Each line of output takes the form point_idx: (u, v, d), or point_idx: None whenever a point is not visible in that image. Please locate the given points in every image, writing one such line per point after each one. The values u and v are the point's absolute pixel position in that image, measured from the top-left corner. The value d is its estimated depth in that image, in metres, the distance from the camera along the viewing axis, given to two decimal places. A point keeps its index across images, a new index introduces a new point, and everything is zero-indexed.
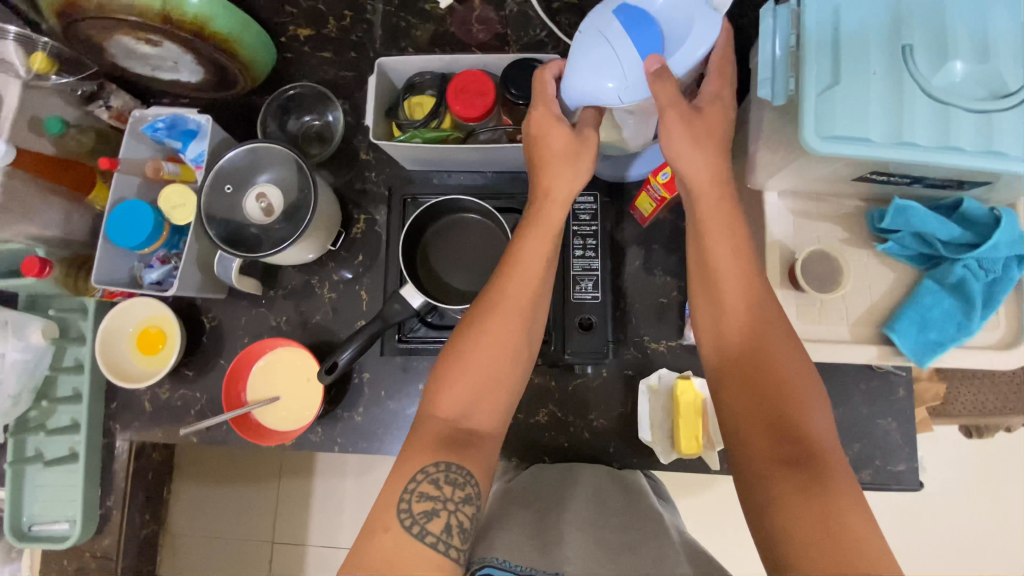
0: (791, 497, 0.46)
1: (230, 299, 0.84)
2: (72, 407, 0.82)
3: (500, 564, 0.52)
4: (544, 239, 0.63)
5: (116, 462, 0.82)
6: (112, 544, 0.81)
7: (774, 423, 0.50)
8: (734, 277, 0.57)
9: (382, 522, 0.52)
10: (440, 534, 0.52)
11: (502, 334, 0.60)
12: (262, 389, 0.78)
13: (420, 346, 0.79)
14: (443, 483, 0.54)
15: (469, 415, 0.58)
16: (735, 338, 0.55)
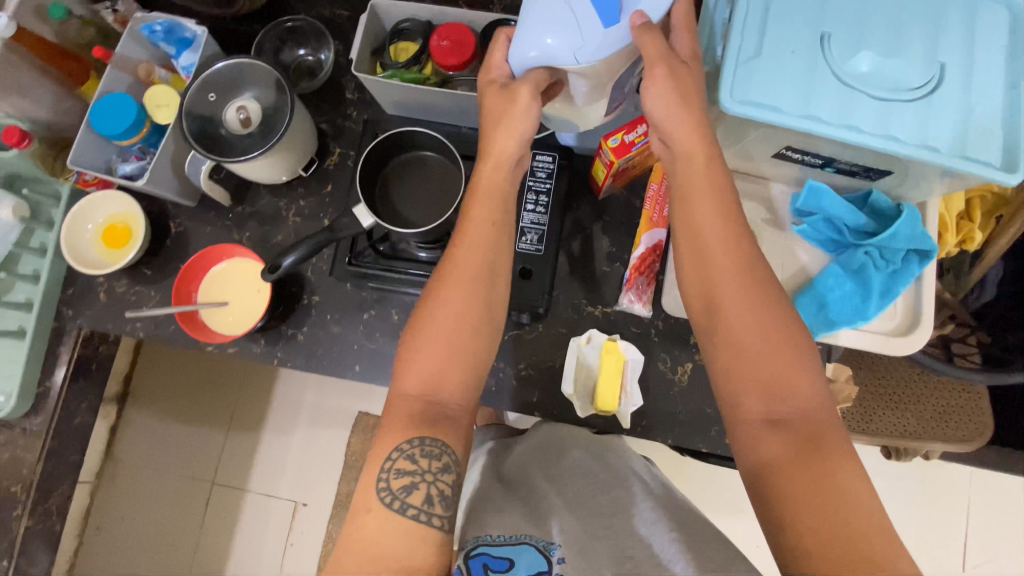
0: (792, 479, 0.50)
1: (199, 208, 0.87)
2: (29, 286, 0.85)
3: (492, 539, 0.64)
4: (489, 207, 0.62)
5: (63, 345, 0.85)
6: (45, 423, 0.84)
7: (777, 420, 0.53)
8: (734, 275, 0.57)
9: (364, 503, 0.56)
10: (420, 505, 0.55)
11: (455, 307, 0.60)
12: (212, 294, 0.81)
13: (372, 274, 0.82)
14: (419, 457, 0.57)
15: (437, 388, 0.59)
16: (734, 323, 0.56)
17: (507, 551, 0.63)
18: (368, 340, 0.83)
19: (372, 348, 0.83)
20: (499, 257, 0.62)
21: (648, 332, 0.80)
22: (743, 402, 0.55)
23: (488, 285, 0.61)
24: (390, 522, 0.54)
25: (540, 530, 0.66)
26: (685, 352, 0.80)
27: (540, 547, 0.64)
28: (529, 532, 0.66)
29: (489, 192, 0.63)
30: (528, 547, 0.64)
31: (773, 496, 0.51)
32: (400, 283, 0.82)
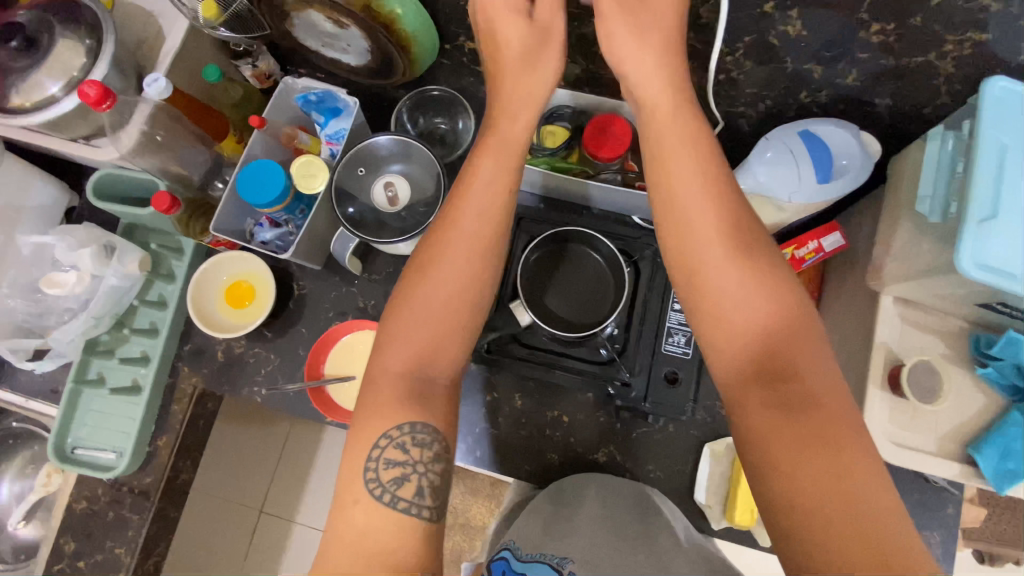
0: (784, 459, 0.47)
1: (323, 272, 0.85)
2: (145, 340, 0.83)
3: (519, 555, 0.63)
4: (492, 203, 0.61)
5: (175, 404, 0.83)
6: (152, 484, 0.81)
7: (784, 404, 0.48)
8: (716, 249, 0.54)
9: (352, 494, 0.53)
10: (411, 499, 0.53)
11: (432, 302, 0.59)
12: (341, 368, 0.80)
13: (498, 357, 0.76)
14: (410, 446, 0.55)
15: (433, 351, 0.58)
16: (748, 309, 0.52)
17: (523, 565, 0.62)
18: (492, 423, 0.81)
19: (495, 431, 0.81)
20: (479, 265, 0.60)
21: None
22: (747, 390, 0.50)
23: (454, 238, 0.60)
24: (361, 524, 0.52)
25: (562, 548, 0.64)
26: None
27: (553, 564, 0.61)
28: (548, 549, 0.64)
29: (484, 205, 0.61)
30: (540, 561, 0.62)
31: (769, 475, 0.47)
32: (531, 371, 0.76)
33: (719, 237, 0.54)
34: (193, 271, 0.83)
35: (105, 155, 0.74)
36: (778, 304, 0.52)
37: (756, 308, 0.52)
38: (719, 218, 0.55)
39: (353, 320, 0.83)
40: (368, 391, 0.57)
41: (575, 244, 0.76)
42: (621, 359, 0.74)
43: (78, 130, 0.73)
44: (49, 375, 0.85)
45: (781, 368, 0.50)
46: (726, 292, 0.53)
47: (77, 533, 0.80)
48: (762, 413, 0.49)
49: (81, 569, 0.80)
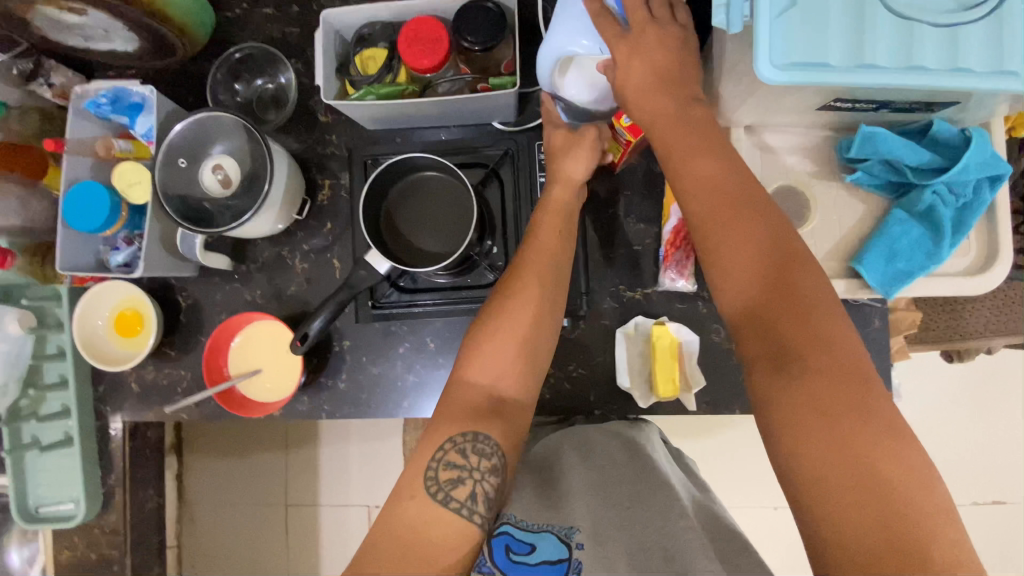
0: (801, 409, 0.45)
1: (203, 276, 0.83)
2: (60, 393, 0.83)
3: (517, 522, 0.61)
4: (544, 275, 0.64)
5: (112, 443, 0.84)
6: (119, 519, 0.85)
7: (777, 346, 0.48)
8: (724, 176, 0.53)
9: (407, 490, 0.56)
10: (464, 500, 0.55)
11: (485, 365, 0.61)
12: (243, 363, 0.78)
13: (396, 311, 0.77)
14: (468, 453, 0.57)
15: (498, 381, 0.61)
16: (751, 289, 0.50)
17: (530, 536, 0.60)
18: (411, 372, 0.80)
19: (416, 380, 0.80)
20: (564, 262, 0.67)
21: (696, 306, 0.76)
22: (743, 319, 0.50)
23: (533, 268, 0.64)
24: (411, 517, 0.54)
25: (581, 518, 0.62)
26: None
27: (562, 537, 0.60)
28: (552, 521, 0.62)
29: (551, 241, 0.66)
30: (545, 533, 0.61)
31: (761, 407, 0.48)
32: (430, 314, 0.78)
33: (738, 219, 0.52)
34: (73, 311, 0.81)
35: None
36: (757, 213, 0.51)
37: (770, 290, 0.49)
38: (711, 160, 0.54)
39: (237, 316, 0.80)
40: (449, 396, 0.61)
41: (407, 176, 0.71)
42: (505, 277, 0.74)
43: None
44: None
45: (801, 327, 0.47)
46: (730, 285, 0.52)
47: None
48: (829, 371, 0.45)
49: None
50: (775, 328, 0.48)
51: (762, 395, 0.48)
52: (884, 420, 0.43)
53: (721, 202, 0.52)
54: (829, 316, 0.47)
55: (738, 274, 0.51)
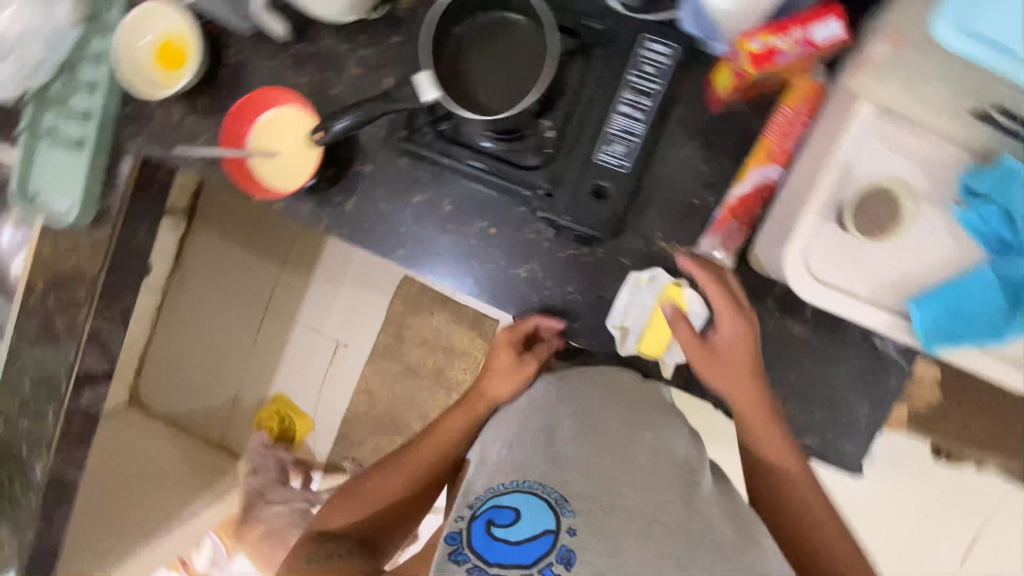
0: (776, 522, 0.67)
1: (257, 41, 0.79)
2: (86, 96, 0.82)
3: (506, 489, 0.58)
4: (423, 463, 0.77)
5: (121, 167, 0.85)
6: (105, 238, 0.87)
7: (756, 492, 0.69)
8: (745, 382, 0.66)
9: (325, 518, 0.80)
10: (339, 526, 0.79)
11: (377, 496, 0.79)
12: (265, 143, 0.77)
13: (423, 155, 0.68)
14: (323, 548, 0.76)
15: (377, 487, 0.79)
16: (741, 409, 0.66)
17: (511, 500, 0.57)
18: (416, 224, 0.78)
19: (418, 233, 0.78)
20: (460, 450, 0.77)
21: None
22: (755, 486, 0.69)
23: (411, 470, 0.78)
24: (334, 519, 0.79)
25: (571, 483, 0.59)
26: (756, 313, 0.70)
27: (552, 501, 0.57)
28: (538, 481, 0.59)
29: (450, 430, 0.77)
30: (525, 494, 0.57)
31: (777, 498, 0.67)
32: (453, 172, 0.69)
33: (740, 382, 0.66)
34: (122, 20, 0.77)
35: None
36: (780, 446, 0.66)
37: (763, 486, 0.68)
38: (747, 347, 0.66)
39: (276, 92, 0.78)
40: (430, 434, 0.78)
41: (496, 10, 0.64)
42: (547, 166, 0.66)
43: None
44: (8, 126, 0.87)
45: (777, 489, 0.67)
46: (728, 393, 0.66)
47: (44, 275, 0.88)
48: (774, 469, 0.67)
49: (50, 305, 0.88)
50: (761, 483, 0.68)
51: (767, 509, 0.68)
52: (785, 467, 0.66)
53: (742, 362, 0.66)
54: (791, 477, 0.66)
55: (723, 383, 0.66)
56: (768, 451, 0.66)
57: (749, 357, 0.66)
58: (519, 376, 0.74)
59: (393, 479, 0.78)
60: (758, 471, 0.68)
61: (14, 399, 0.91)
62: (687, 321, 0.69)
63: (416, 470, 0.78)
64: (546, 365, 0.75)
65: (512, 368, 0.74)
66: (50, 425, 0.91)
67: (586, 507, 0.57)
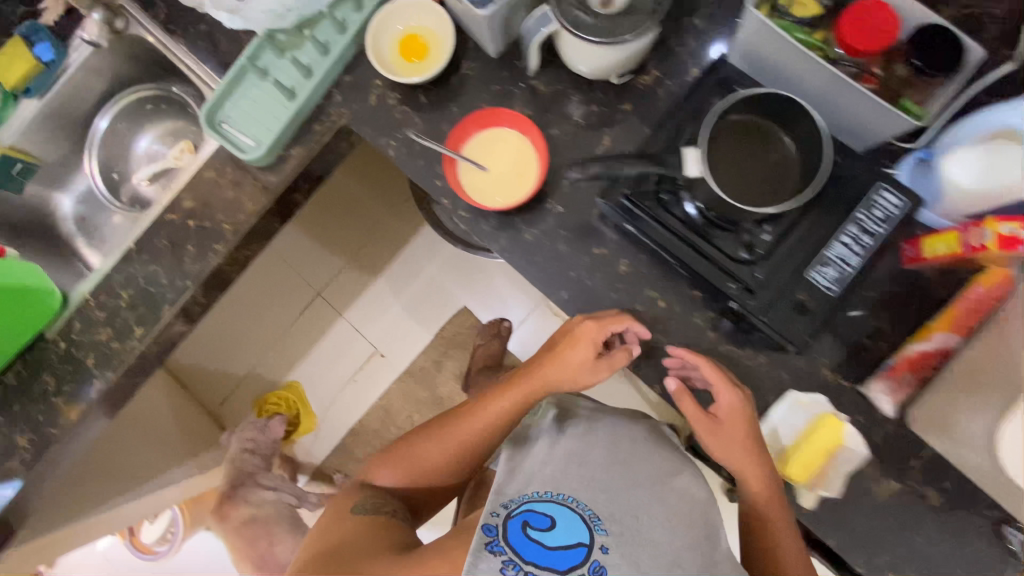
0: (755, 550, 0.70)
1: (496, 64, 0.83)
2: (315, 54, 0.85)
3: (538, 498, 0.71)
4: (462, 430, 0.83)
5: (318, 127, 0.86)
6: (270, 186, 0.85)
7: (746, 524, 0.72)
8: (750, 457, 0.69)
9: (345, 498, 0.86)
10: (367, 501, 0.83)
11: (418, 454, 0.85)
12: (481, 153, 0.79)
13: (643, 217, 0.73)
14: (366, 505, 0.83)
15: (416, 450, 0.86)
16: (741, 473, 0.71)
17: (549, 515, 0.68)
18: (589, 273, 0.78)
19: (587, 282, 0.78)
20: (493, 436, 0.83)
21: (871, 429, 0.72)
22: (747, 534, 0.72)
23: (446, 437, 0.84)
24: (351, 498, 0.85)
25: (604, 503, 0.72)
26: (898, 470, 0.71)
27: (583, 516, 0.69)
28: (570, 496, 0.72)
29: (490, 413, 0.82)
30: (558, 504, 0.70)
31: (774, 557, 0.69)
32: (665, 242, 0.72)
33: (741, 449, 0.69)
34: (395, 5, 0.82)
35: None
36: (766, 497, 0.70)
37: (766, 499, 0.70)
38: (746, 433, 0.69)
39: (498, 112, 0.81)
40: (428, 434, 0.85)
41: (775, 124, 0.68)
42: (757, 266, 0.68)
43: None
44: (223, 51, 0.88)
45: (755, 527, 0.70)
46: (722, 455, 0.71)
47: (197, 196, 0.86)
48: (757, 509, 0.70)
49: (189, 228, 0.85)
50: (747, 516, 0.72)
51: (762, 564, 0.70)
52: (764, 516, 0.69)
53: (738, 432, 0.69)
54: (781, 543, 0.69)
55: (721, 450, 0.70)
56: (773, 521, 0.69)
57: (750, 438, 0.69)
58: (589, 368, 0.76)
59: (440, 447, 0.84)
60: (761, 538, 0.70)
61: (109, 308, 0.86)
62: (691, 398, 0.72)
63: (467, 438, 0.83)
64: (617, 370, 0.75)
65: (590, 365, 0.76)
66: (133, 347, 0.85)
67: (618, 529, 0.69)
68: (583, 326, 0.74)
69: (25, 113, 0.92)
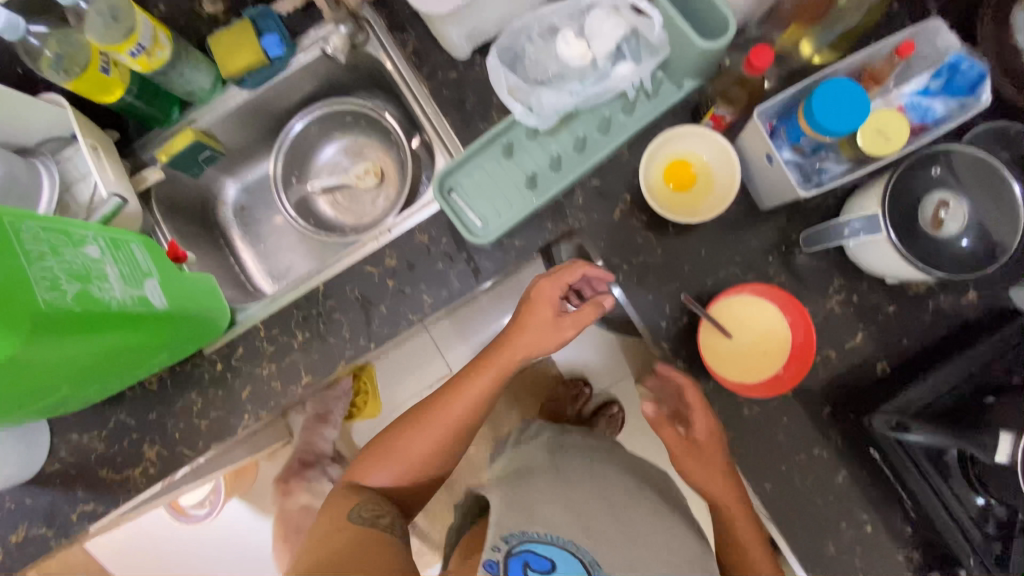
0: None
1: (763, 216, 0.75)
2: (569, 147, 0.78)
3: (540, 538, 0.65)
4: (479, 385, 0.76)
5: (549, 223, 0.79)
6: (482, 272, 0.79)
7: None
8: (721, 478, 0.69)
9: (336, 506, 0.73)
10: (366, 516, 0.70)
11: (414, 447, 0.76)
12: (736, 321, 0.71)
13: (897, 452, 0.67)
14: (367, 516, 0.70)
15: (402, 454, 0.76)
16: (718, 496, 0.69)
17: (551, 553, 0.64)
18: (802, 473, 0.73)
19: (797, 481, 0.73)
20: (472, 420, 0.77)
21: None
22: None
23: (454, 428, 0.76)
24: (308, 556, 0.66)
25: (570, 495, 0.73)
26: None
27: (584, 559, 0.63)
28: (573, 539, 0.65)
29: (470, 397, 0.76)
30: (558, 546, 0.64)
31: None
32: (912, 480, 0.68)
33: (720, 486, 0.69)
34: (682, 130, 0.74)
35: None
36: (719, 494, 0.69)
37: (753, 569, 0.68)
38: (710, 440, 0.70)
39: (761, 282, 0.73)
40: (396, 430, 0.77)
41: None
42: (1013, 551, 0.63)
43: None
44: (470, 109, 0.81)
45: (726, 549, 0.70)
46: (695, 477, 0.70)
47: (403, 257, 0.80)
48: (723, 520, 0.70)
49: (387, 288, 0.80)
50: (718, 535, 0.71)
51: None
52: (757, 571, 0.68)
53: (706, 474, 0.69)
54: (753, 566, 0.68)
55: (705, 485, 0.69)
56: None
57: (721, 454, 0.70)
58: (546, 330, 0.75)
59: (437, 429, 0.76)
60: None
61: (280, 344, 0.80)
62: (672, 428, 0.72)
63: (455, 408, 0.76)
64: (585, 325, 0.76)
65: (550, 326, 0.76)
66: (295, 393, 0.79)
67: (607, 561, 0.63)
68: (538, 286, 0.76)
69: (230, 101, 0.84)
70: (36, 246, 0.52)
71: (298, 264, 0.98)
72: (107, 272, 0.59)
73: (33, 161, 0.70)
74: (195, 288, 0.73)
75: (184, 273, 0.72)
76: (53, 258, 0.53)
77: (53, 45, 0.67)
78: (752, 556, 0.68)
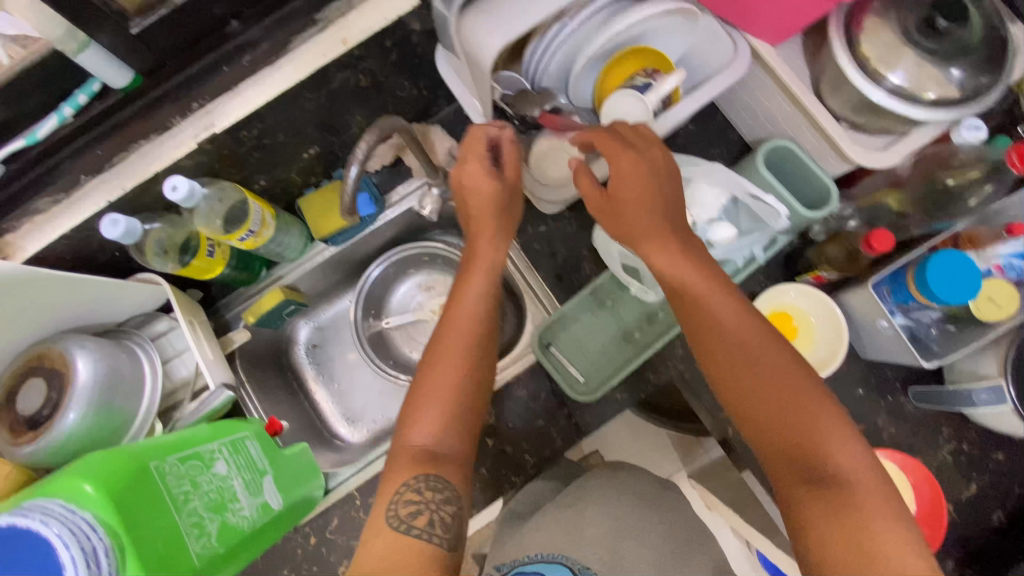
0: (746, 376, 0.53)
1: (866, 366, 0.76)
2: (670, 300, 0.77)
3: (534, 557, 0.59)
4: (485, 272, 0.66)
5: (651, 377, 0.78)
6: (586, 428, 0.77)
7: (716, 343, 0.54)
8: (704, 278, 0.56)
9: (375, 530, 0.52)
10: (424, 528, 0.52)
11: (439, 383, 0.60)
12: None
13: None
14: (423, 491, 0.54)
15: (430, 428, 0.57)
16: (700, 317, 0.55)
17: (539, 564, 0.58)
18: None
19: None
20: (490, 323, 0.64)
21: None
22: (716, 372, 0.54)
23: (483, 351, 0.63)
24: (383, 550, 0.50)
25: (594, 552, 0.59)
26: None
27: (573, 568, 0.57)
28: (566, 552, 0.59)
29: (478, 306, 0.64)
30: (555, 560, 0.58)
31: (711, 325, 0.55)
32: None
33: (747, 326, 0.54)
34: (785, 287, 0.74)
35: (833, 152, 0.67)
36: (728, 322, 0.54)
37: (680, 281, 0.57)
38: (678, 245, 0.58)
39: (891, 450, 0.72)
40: (391, 458, 0.57)
41: None
42: None
43: (869, 120, 0.62)
44: (562, 261, 0.82)
45: (705, 339, 0.55)
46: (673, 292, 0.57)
47: (503, 414, 0.78)
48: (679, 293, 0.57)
49: (488, 449, 0.78)
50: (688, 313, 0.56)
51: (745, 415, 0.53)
52: (694, 317, 0.56)
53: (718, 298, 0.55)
54: (713, 325, 0.55)
55: (710, 317, 0.55)
56: (776, 387, 0.51)
57: (658, 201, 0.59)
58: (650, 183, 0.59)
59: (454, 364, 0.61)
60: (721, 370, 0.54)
61: None
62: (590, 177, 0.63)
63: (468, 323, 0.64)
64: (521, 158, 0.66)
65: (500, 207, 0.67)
66: None
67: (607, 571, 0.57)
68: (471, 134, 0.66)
69: (316, 258, 0.83)
70: (179, 489, 0.49)
71: (371, 403, 0.93)
72: (235, 489, 0.56)
73: (132, 349, 0.68)
74: (290, 464, 0.69)
75: (284, 451, 0.69)
76: (194, 495, 0.51)
77: (156, 235, 0.65)
78: (728, 315, 0.55)
